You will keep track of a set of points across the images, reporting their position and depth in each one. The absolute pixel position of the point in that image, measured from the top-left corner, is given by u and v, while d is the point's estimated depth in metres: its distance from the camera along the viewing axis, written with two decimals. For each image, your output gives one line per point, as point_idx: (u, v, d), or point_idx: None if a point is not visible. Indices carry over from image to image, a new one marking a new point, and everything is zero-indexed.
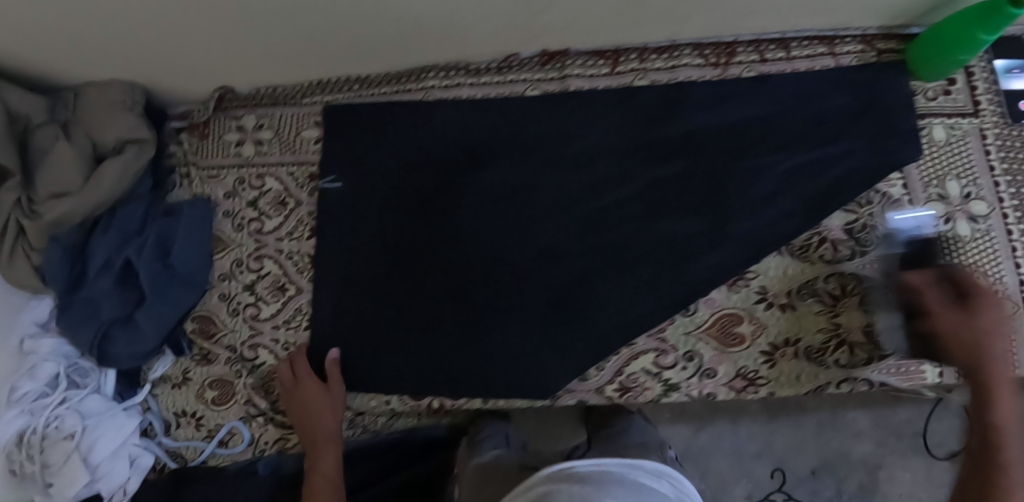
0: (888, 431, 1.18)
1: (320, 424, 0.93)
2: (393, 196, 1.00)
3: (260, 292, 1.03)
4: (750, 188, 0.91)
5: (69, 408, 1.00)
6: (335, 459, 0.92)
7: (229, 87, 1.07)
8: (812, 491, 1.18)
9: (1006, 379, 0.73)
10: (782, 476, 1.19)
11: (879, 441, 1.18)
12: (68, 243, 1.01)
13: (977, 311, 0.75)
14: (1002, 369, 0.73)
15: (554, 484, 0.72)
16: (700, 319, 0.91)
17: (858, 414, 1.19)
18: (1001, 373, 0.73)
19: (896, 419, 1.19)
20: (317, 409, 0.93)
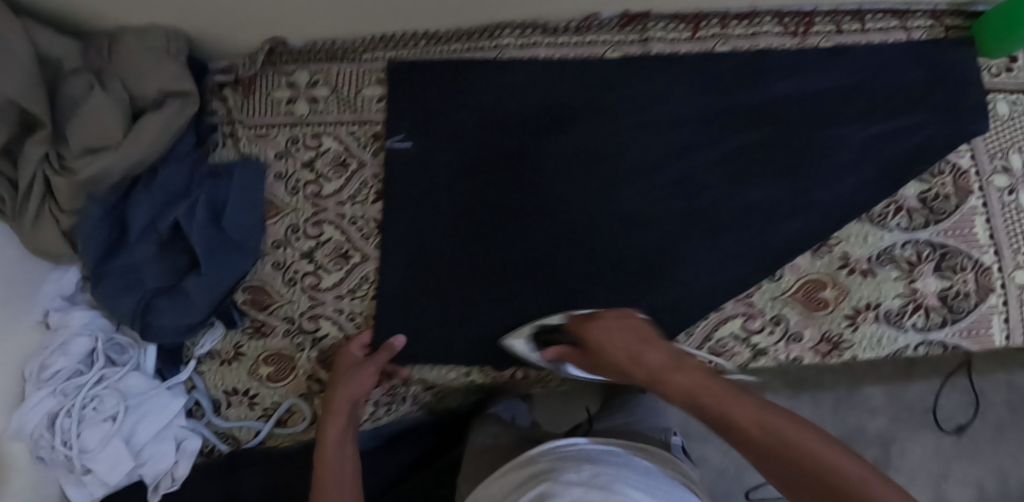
0: (901, 407, 1.32)
1: (337, 391, 0.88)
2: (469, 158, 0.95)
3: (320, 259, 0.96)
4: (832, 156, 0.93)
5: (108, 388, 0.91)
6: (337, 431, 0.86)
7: (280, 39, 0.99)
8: None
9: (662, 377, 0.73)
10: None
11: (892, 417, 1.31)
12: (108, 204, 0.92)
13: (637, 342, 0.77)
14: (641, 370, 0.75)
15: (561, 464, 0.74)
16: (786, 284, 0.92)
17: (874, 390, 1.32)
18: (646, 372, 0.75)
19: (909, 395, 1.32)
20: (341, 376, 0.89)
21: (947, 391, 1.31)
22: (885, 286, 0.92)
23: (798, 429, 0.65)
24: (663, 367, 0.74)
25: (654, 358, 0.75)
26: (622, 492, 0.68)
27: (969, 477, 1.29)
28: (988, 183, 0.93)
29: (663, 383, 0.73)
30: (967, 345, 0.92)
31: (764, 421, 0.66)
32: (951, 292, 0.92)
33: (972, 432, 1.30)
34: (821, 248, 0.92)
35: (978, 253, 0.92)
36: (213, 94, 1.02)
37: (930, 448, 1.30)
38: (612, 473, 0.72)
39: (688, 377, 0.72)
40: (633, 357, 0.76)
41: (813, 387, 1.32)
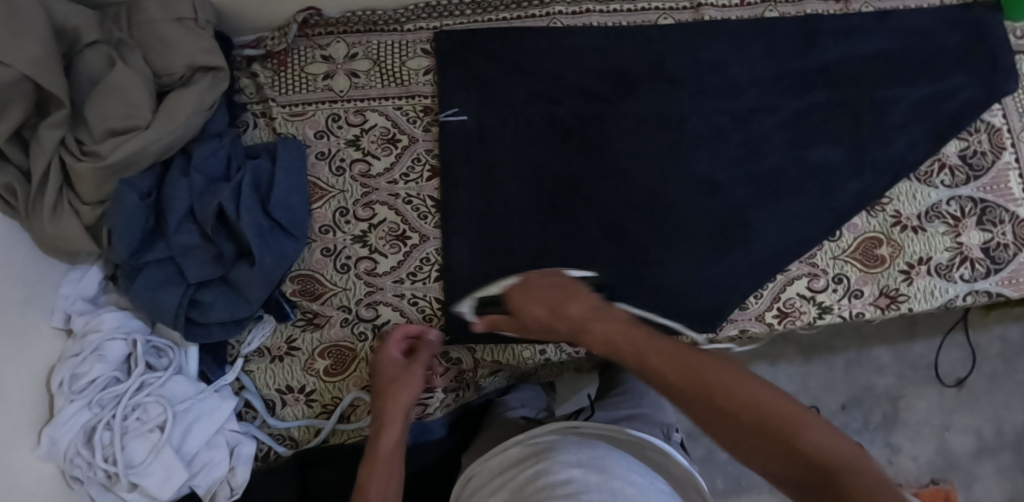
0: (907, 365, 1.37)
1: (391, 398, 0.80)
2: (535, 128, 0.93)
3: (374, 243, 0.90)
4: (883, 115, 0.97)
5: (152, 395, 0.82)
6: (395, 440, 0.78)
7: (316, 10, 0.93)
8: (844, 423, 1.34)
9: (597, 326, 0.70)
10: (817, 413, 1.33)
11: (899, 374, 1.36)
12: (138, 190, 0.83)
13: (558, 297, 0.74)
14: (594, 325, 0.70)
15: (561, 444, 0.74)
16: (845, 243, 0.94)
17: (882, 350, 1.37)
18: (592, 327, 0.70)
19: (913, 353, 1.37)
20: (386, 376, 0.82)
21: (947, 347, 1.37)
22: (935, 240, 0.95)
23: (723, 372, 0.61)
24: (584, 317, 0.71)
25: (575, 311, 0.72)
26: (620, 477, 0.67)
27: (970, 427, 1.35)
28: (1019, 139, 0.98)
29: (585, 335, 0.71)
30: (1008, 293, 0.95)
31: (689, 370, 0.62)
32: (992, 243, 0.95)
33: (971, 385, 1.36)
34: (875, 207, 0.95)
35: (1013, 206, 0.96)
36: (240, 69, 0.96)
37: (934, 403, 1.36)
38: (611, 456, 0.71)
39: (608, 331, 0.69)
40: (555, 312, 0.73)
41: (826, 351, 1.36)
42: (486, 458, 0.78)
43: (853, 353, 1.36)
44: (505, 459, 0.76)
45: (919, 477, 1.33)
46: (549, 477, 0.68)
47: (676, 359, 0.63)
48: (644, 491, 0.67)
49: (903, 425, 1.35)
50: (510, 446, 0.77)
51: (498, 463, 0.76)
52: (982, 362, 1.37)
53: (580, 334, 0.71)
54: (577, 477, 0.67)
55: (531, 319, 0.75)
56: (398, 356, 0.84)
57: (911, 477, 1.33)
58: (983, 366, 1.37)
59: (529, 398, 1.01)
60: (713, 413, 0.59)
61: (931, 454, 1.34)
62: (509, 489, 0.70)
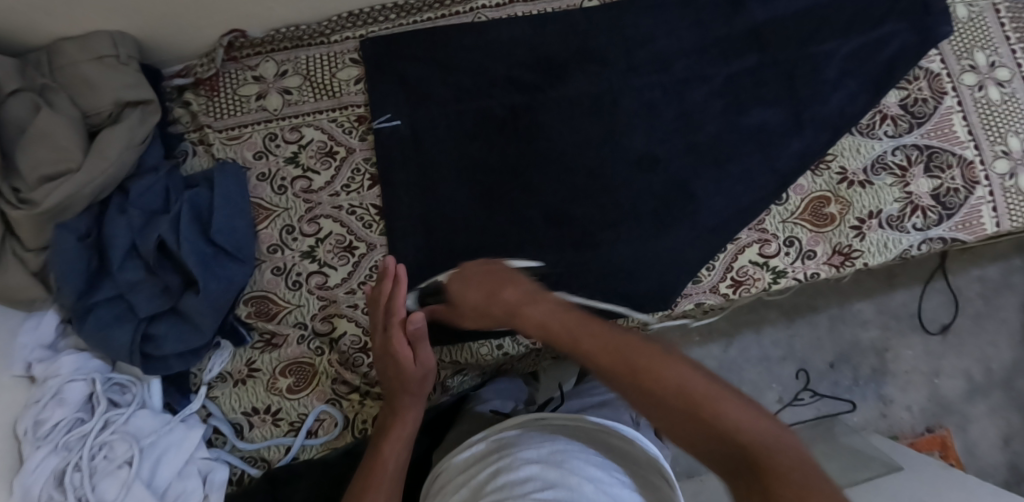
0: (889, 315, 1.37)
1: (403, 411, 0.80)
2: (470, 123, 0.93)
3: (323, 257, 0.91)
4: (819, 72, 0.97)
5: (116, 432, 0.83)
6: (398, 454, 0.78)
7: (241, 31, 0.93)
8: (833, 382, 1.34)
9: (522, 305, 0.67)
10: (806, 376, 1.34)
11: (884, 326, 1.36)
12: (80, 231, 0.83)
13: (494, 282, 0.71)
14: (536, 307, 0.66)
15: (524, 440, 0.72)
16: (793, 205, 0.93)
17: (863, 304, 1.37)
18: (526, 311, 0.66)
19: (895, 303, 1.37)
20: (401, 371, 0.78)
21: (929, 294, 1.37)
22: (883, 193, 0.95)
23: (652, 355, 0.57)
24: (518, 300, 0.67)
25: (509, 296, 0.68)
26: (579, 472, 0.64)
27: (958, 370, 1.35)
28: (958, 82, 0.99)
29: (517, 317, 0.67)
30: (963, 238, 0.95)
31: (626, 352, 0.58)
32: (942, 189, 0.96)
33: (956, 329, 1.36)
34: (819, 165, 0.95)
35: (959, 149, 0.97)
36: (173, 100, 0.95)
37: (920, 350, 1.36)
38: (571, 450, 0.68)
39: (541, 313, 0.65)
40: (492, 296, 0.70)
41: (808, 310, 1.37)
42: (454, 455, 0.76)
43: (834, 309, 1.36)
44: (466, 459, 0.74)
45: (914, 426, 1.33)
46: (507, 476, 0.65)
47: (600, 340, 0.60)
48: (603, 488, 0.63)
49: (892, 375, 1.35)
50: (475, 443, 0.76)
51: (456, 467, 0.75)
52: (964, 305, 1.37)
53: (515, 318, 0.67)
54: (536, 474, 0.64)
55: (461, 298, 0.74)
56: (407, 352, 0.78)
57: (907, 427, 1.33)
58: (965, 308, 1.37)
59: (506, 388, 1.01)
60: (633, 390, 0.57)
61: (923, 400, 1.34)
62: (466, 489, 0.68)
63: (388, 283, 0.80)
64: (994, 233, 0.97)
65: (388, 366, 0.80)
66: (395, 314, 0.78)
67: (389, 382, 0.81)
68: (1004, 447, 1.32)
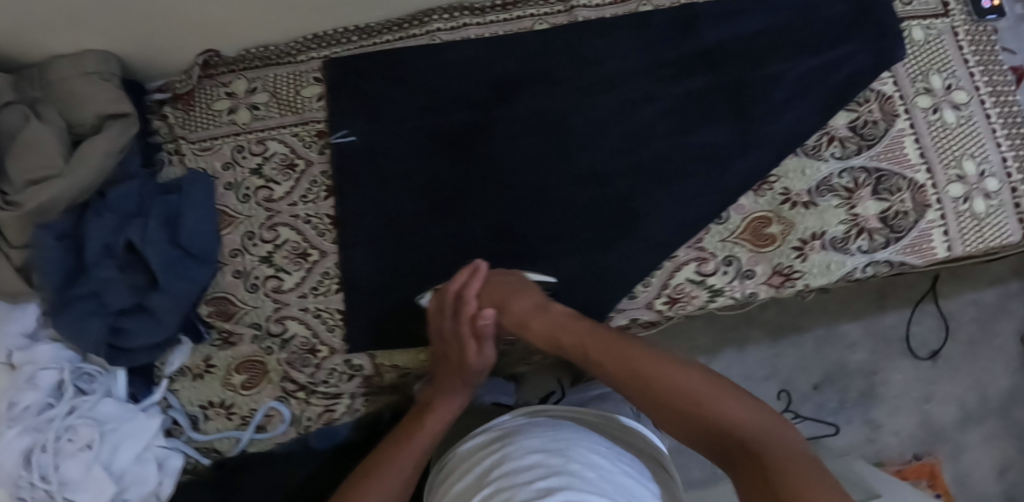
0: (879, 338, 1.34)
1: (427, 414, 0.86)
2: (421, 140, 0.98)
3: (279, 262, 0.97)
4: (766, 93, 0.98)
5: (81, 417, 0.89)
6: (411, 454, 0.81)
7: (214, 50, 1.01)
8: (818, 404, 1.33)
9: (536, 322, 0.82)
10: (788, 396, 1.32)
11: (873, 349, 1.34)
12: (60, 231, 0.90)
13: (504, 294, 0.85)
14: (540, 319, 0.82)
15: (525, 429, 0.75)
16: (733, 225, 0.95)
17: (852, 326, 1.34)
18: (532, 323, 0.82)
19: (885, 325, 1.34)
20: (464, 361, 0.86)
21: (918, 318, 1.35)
22: (827, 215, 0.95)
23: (658, 362, 0.73)
24: (526, 313, 0.83)
25: (518, 307, 0.84)
26: (580, 460, 0.67)
27: (951, 395, 1.33)
28: (912, 105, 0.98)
29: (527, 330, 0.82)
30: (912, 262, 0.95)
31: (628, 363, 0.74)
32: (890, 212, 0.95)
33: (946, 354, 1.34)
34: (763, 186, 0.96)
35: (911, 172, 0.96)
36: (153, 113, 1.03)
37: (909, 374, 1.33)
38: (572, 438, 0.72)
39: (548, 323, 0.81)
40: (501, 306, 0.84)
41: (794, 330, 1.34)
42: (458, 445, 0.80)
43: (822, 329, 1.34)
44: (471, 447, 0.77)
45: (902, 453, 1.31)
46: (512, 462, 0.68)
47: (612, 349, 0.76)
48: (604, 475, 0.66)
49: (879, 399, 1.33)
50: (477, 434, 0.80)
51: (461, 455, 0.77)
52: (957, 329, 1.35)
53: (522, 330, 0.83)
54: (540, 461, 0.67)
55: (499, 306, 0.85)
56: (472, 347, 0.85)
57: (894, 453, 1.31)
58: (956, 333, 1.34)
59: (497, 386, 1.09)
60: (645, 392, 0.72)
61: (913, 426, 1.32)
62: (470, 475, 0.71)
63: (464, 277, 0.87)
64: (947, 258, 0.95)
65: (448, 351, 0.87)
66: (465, 308, 0.85)
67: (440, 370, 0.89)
68: (998, 478, 1.30)
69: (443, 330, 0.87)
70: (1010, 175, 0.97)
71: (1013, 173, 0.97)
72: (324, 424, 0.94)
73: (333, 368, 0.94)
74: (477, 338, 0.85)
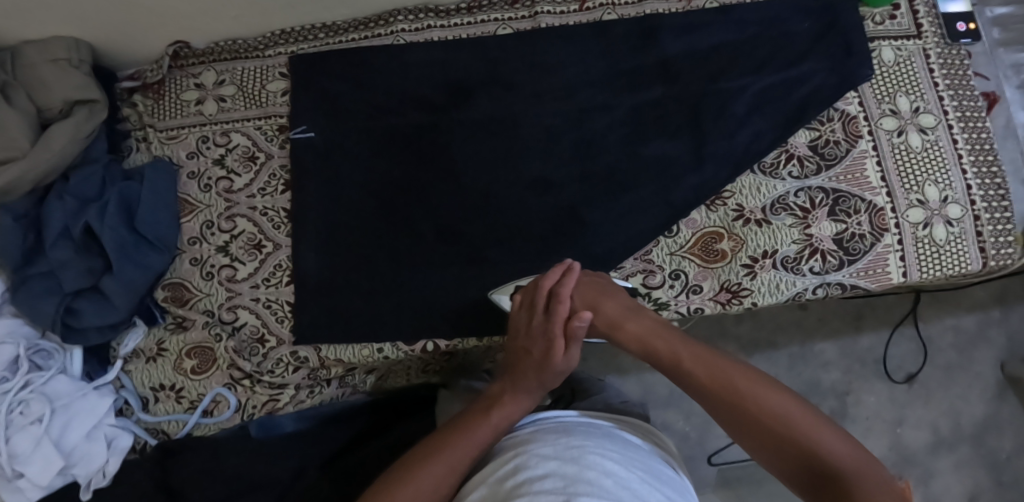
0: (855, 359, 1.32)
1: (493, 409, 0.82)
2: (378, 139, 0.99)
3: (235, 252, 0.98)
4: (723, 107, 0.97)
5: (34, 392, 0.92)
6: (465, 452, 0.78)
7: (184, 42, 1.04)
8: None
9: (632, 325, 0.83)
10: None
11: (846, 370, 1.32)
12: (19, 212, 0.95)
13: (598, 296, 0.86)
14: (634, 322, 0.83)
15: (540, 436, 0.77)
16: (683, 239, 0.94)
17: (827, 345, 1.33)
18: (626, 325, 0.84)
19: (860, 347, 1.32)
20: (548, 361, 0.83)
21: (896, 341, 1.32)
22: (780, 233, 0.94)
23: (752, 380, 0.74)
24: (619, 316, 0.84)
25: (611, 310, 0.85)
26: (594, 466, 0.68)
27: (924, 421, 1.29)
28: (876, 126, 0.97)
29: (620, 331, 0.84)
30: (865, 285, 0.93)
31: (722, 377, 0.75)
32: (846, 234, 0.94)
33: (923, 379, 1.31)
34: (715, 201, 0.95)
35: (870, 195, 0.95)
36: (123, 100, 1.06)
37: (883, 398, 1.31)
38: (587, 445, 0.72)
39: (640, 328, 0.83)
40: (594, 308, 0.86)
41: (768, 347, 1.33)
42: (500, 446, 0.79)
43: (796, 348, 1.32)
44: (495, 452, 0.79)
45: None
46: (525, 472, 0.68)
47: (707, 360, 0.77)
48: (619, 481, 0.67)
49: (851, 420, 1.30)
50: (504, 440, 0.81)
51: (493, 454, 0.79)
52: (935, 355, 1.32)
53: (614, 331, 0.84)
54: (554, 469, 0.67)
55: (594, 308, 0.86)
56: (560, 346, 0.84)
57: None
58: (935, 358, 1.32)
59: None
60: (734, 408, 0.74)
61: (884, 450, 1.29)
62: (488, 485, 0.72)
63: (559, 275, 0.87)
64: (903, 282, 0.94)
65: (531, 346, 0.85)
66: (560, 307, 0.84)
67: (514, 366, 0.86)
68: None
69: (535, 327, 0.86)
70: (973, 204, 0.94)
71: (976, 201, 0.95)
72: (267, 413, 0.96)
73: (280, 358, 0.95)
74: (567, 339, 0.84)
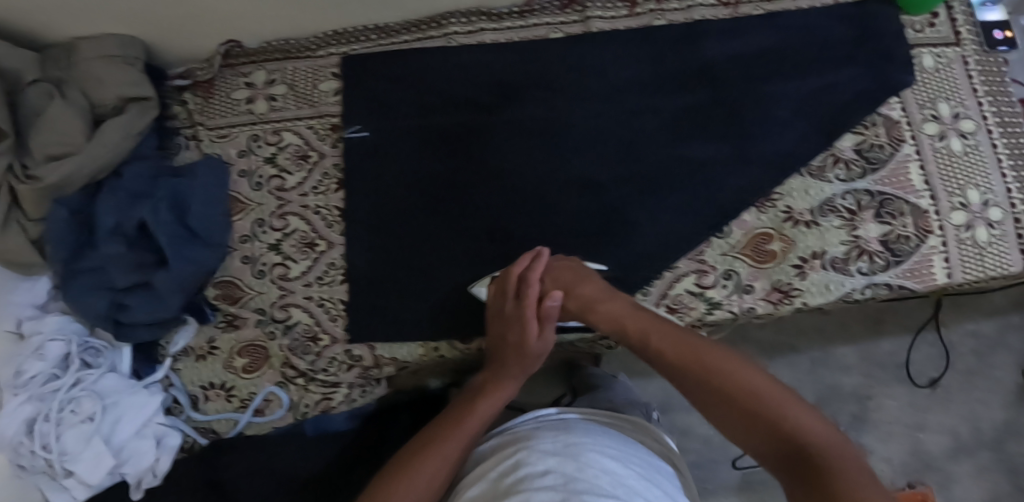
0: (873, 363, 1.35)
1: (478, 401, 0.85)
2: (431, 138, 1.00)
3: (287, 250, 0.99)
4: (771, 112, 0.99)
5: (84, 390, 0.91)
6: (456, 448, 0.79)
7: (236, 41, 1.04)
8: None
9: (606, 306, 0.85)
10: None
11: (867, 374, 1.34)
12: (74, 206, 0.93)
13: (573, 279, 0.88)
14: (611, 304, 0.85)
15: (538, 432, 0.78)
16: (735, 239, 0.96)
17: (847, 350, 1.35)
18: (602, 307, 0.85)
19: (881, 351, 1.35)
20: (525, 346, 0.86)
21: (918, 345, 1.35)
22: (829, 234, 0.96)
23: (726, 361, 0.76)
24: (594, 298, 0.86)
25: (586, 293, 0.86)
26: (592, 463, 0.69)
27: (944, 426, 1.32)
28: (919, 130, 0.99)
29: (595, 313, 0.85)
30: (912, 286, 0.95)
31: (697, 358, 0.77)
32: (892, 236, 0.96)
33: (945, 384, 1.33)
34: (765, 203, 0.97)
35: (914, 197, 0.97)
36: (172, 97, 1.05)
37: (904, 402, 1.33)
38: (584, 443, 0.74)
39: (613, 310, 0.84)
40: (569, 291, 0.87)
41: (789, 351, 1.35)
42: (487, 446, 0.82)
43: (817, 352, 1.34)
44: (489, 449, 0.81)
45: (895, 480, 1.30)
46: (525, 469, 0.70)
47: (679, 341, 0.79)
48: (617, 479, 0.68)
49: (872, 424, 1.32)
50: (493, 438, 0.84)
51: (481, 454, 0.82)
52: (955, 360, 1.34)
53: (589, 313, 0.86)
54: (553, 466, 0.69)
55: (566, 290, 0.88)
56: (535, 328, 0.86)
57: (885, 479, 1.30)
58: (956, 364, 1.34)
59: None
60: (706, 387, 0.75)
61: (904, 454, 1.31)
62: (487, 480, 0.73)
63: (526, 260, 0.89)
64: (948, 284, 0.95)
65: (507, 332, 0.87)
66: (530, 290, 0.86)
67: (498, 355, 0.88)
68: None
69: (508, 311, 0.87)
70: (1013, 207, 0.97)
71: (1016, 205, 0.97)
72: (321, 411, 0.96)
73: (334, 357, 0.95)
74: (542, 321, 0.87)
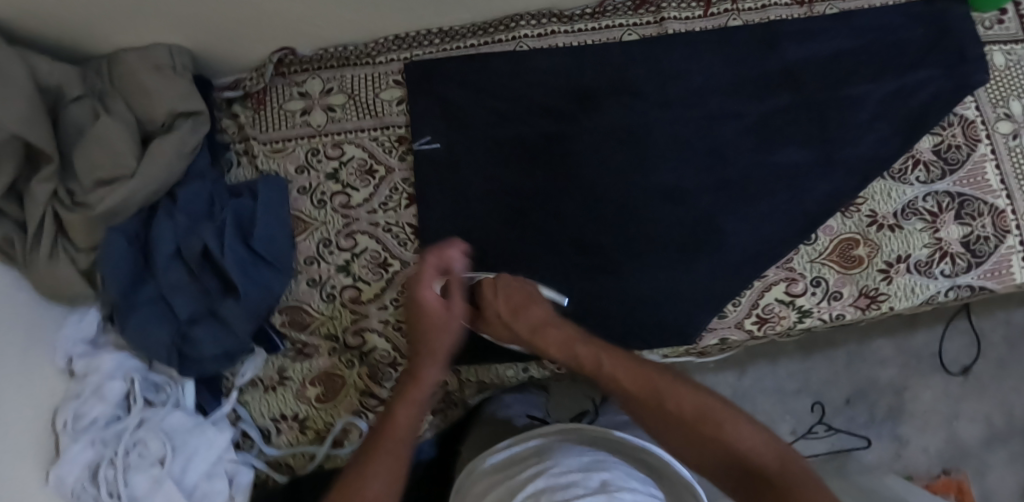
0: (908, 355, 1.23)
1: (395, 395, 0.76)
2: (505, 148, 0.96)
3: (357, 272, 0.93)
4: (852, 114, 0.98)
5: (150, 430, 0.84)
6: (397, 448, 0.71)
7: (292, 47, 0.97)
8: (848, 419, 1.22)
9: (554, 331, 0.79)
10: (820, 409, 1.23)
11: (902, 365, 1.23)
12: (130, 232, 0.86)
13: (523, 302, 0.80)
14: (559, 328, 0.80)
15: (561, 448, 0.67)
16: (822, 246, 0.94)
17: (882, 342, 1.23)
18: (549, 332, 0.79)
19: (914, 343, 1.24)
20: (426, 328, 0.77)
21: (950, 335, 1.24)
22: (912, 238, 0.95)
23: (675, 386, 0.74)
24: (541, 325, 0.80)
25: (536, 317, 0.80)
26: (623, 482, 0.59)
27: (978, 413, 1.21)
28: (993, 129, 0.98)
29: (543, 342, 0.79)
30: (992, 286, 0.94)
31: (646, 384, 0.74)
32: (972, 237, 0.94)
33: (977, 372, 1.23)
34: (850, 208, 0.95)
35: (992, 198, 0.95)
36: (221, 110, 0.99)
37: (939, 391, 1.22)
38: (612, 462, 0.63)
39: (558, 335, 0.79)
40: (516, 313, 0.80)
41: (826, 345, 1.24)
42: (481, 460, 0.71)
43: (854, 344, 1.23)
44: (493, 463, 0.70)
45: (929, 468, 1.20)
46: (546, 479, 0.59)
47: (631, 367, 0.76)
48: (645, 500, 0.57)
49: (908, 417, 1.22)
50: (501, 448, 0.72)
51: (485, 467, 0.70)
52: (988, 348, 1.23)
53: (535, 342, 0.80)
54: (579, 479, 0.58)
55: (502, 309, 0.81)
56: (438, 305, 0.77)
57: (921, 468, 1.20)
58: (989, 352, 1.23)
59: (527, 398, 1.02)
60: (661, 414, 0.73)
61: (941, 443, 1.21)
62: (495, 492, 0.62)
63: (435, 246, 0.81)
64: None
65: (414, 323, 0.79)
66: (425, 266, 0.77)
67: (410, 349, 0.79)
68: None
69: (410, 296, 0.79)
70: None
71: None
72: None
73: None
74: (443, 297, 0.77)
